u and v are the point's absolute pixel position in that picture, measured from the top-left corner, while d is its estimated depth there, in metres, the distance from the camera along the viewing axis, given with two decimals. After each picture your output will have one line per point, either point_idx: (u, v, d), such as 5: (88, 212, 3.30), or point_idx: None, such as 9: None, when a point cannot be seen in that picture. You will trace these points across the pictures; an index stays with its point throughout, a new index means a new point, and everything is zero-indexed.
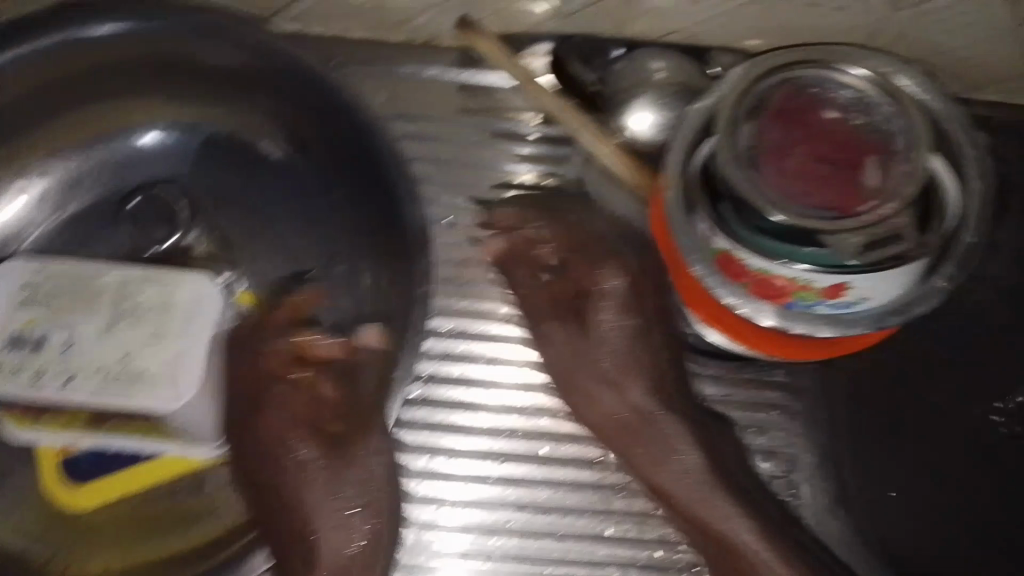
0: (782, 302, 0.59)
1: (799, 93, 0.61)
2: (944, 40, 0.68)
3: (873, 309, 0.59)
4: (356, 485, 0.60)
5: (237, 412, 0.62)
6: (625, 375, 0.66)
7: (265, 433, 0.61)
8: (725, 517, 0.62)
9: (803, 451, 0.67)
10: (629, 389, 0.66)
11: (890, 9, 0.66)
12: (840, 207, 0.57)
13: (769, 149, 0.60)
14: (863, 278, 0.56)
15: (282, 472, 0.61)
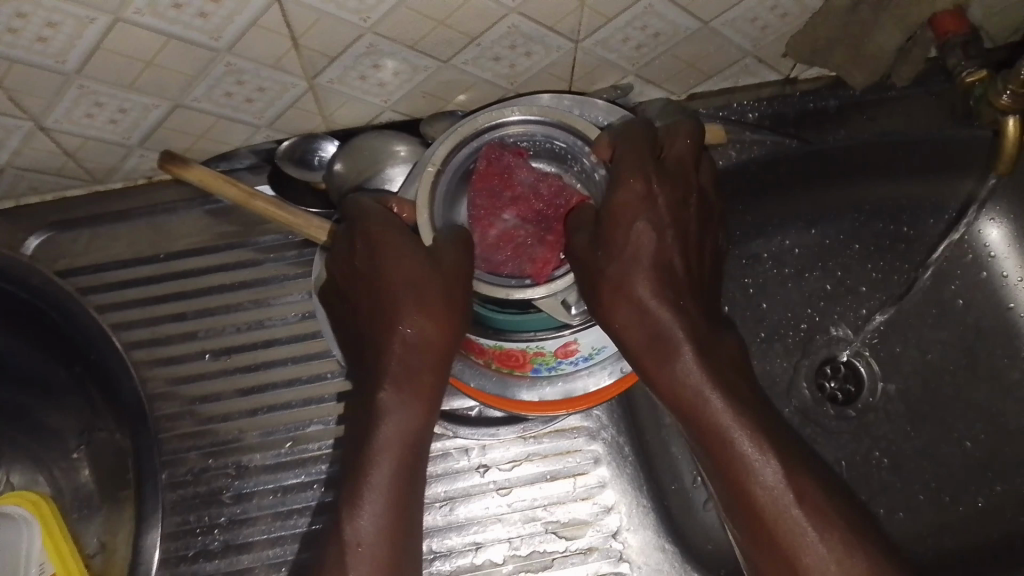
0: (528, 370, 0.65)
1: (504, 152, 0.60)
2: (642, 53, 0.66)
3: (609, 350, 0.66)
4: (405, 316, 0.59)
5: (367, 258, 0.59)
6: (653, 291, 0.58)
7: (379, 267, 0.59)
8: (717, 416, 0.56)
9: (615, 488, 0.70)
10: (659, 305, 0.58)
11: (574, 44, 0.63)
12: (534, 271, 0.62)
13: (476, 219, 0.62)
14: (584, 333, 0.63)
15: (375, 307, 0.60)
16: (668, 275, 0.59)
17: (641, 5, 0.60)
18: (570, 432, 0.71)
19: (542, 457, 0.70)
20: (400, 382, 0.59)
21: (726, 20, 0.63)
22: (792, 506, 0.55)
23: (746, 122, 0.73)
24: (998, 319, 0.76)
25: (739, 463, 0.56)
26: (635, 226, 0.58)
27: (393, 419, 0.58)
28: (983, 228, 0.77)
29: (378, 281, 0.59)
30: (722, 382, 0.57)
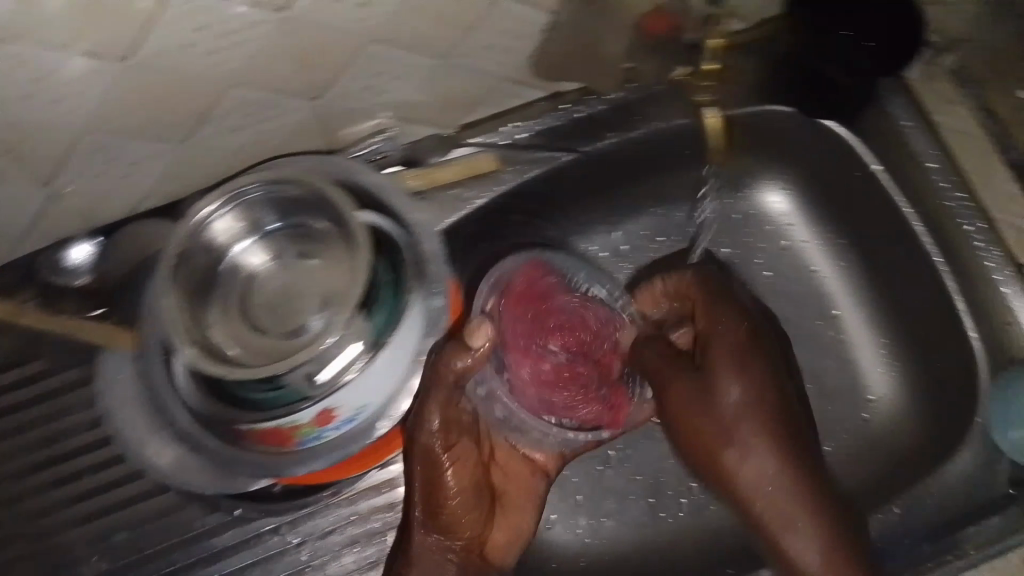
0: (297, 444, 0.58)
1: (538, 276, 0.72)
2: (391, 98, 0.67)
3: (375, 406, 0.58)
4: (441, 500, 0.61)
5: (447, 430, 0.61)
6: (750, 383, 0.65)
7: (423, 451, 0.60)
8: (780, 499, 0.64)
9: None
10: (755, 415, 0.65)
11: (314, 101, 0.64)
12: (609, 421, 0.73)
13: (517, 334, 0.71)
14: (336, 394, 0.55)
15: (440, 460, 0.61)
16: (761, 390, 0.65)
17: (367, 52, 0.60)
18: (374, 492, 0.70)
19: (348, 526, 0.69)
20: (442, 527, 0.62)
21: (463, 53, 0.64)
22: (814, 550, 0.63)
23: (518, 144, 0.74)
24: (804, 284, 0.82)
25: (781, 499, 0.64)
26: (730, 370, 0.66)
27: None
28: (770, 196, 0.83)
29: (448, 449, 0.61)
30: (775, 477, 0.64)
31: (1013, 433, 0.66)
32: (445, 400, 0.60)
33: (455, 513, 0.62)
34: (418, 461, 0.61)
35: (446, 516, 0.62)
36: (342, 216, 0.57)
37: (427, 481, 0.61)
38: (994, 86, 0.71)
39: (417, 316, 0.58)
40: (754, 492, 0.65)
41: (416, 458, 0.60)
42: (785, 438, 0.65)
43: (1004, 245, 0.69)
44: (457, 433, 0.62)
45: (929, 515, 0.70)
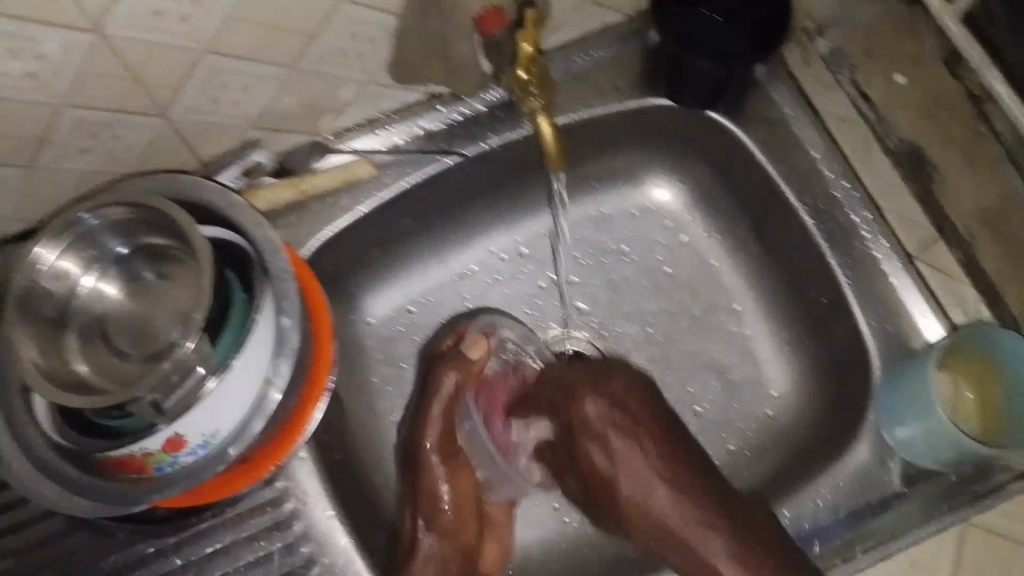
0: (151, 470, 0.55)
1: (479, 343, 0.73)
2: (248, 109, 0.66)
3: (229, 432, 0.55)
4: (436, 498, 0.68)
5: (446, 434, 0.70)
6: (632, 443, 0.66)
7: (431, 456, 0.69)
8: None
9: (324, 563, 0.63)
10: (630, 464, 0.66)
11: (163, 116, 0.63)
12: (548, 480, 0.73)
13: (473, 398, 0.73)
14: (186, 423, 0.52)
15: (446, 460, 0.69)
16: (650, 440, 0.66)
17: (205, 65, 0.60)
18: (258, 512, 0.63)
19: (237, 546, 0.63)
20: (445, 526, 0.68)
21: (313, 59, 0.64)
22: (717, 542, 0.62)
23: (397, 148, 0.73)
24: (705, 275, 0.80)
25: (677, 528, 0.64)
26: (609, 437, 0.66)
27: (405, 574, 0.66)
28: (664, 190, 0.81)
29: (450, 450, 0.70)
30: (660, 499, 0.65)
31: (899, 430, 0.64)
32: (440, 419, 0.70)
33: (456, 514, 0.69)
34: (423, 461, 0.69)
35: (444, 522, 0.68)
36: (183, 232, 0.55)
37: (428, 481, 0.69)
38: (870, 67, 0.73)
39: (267, 336, 0.55)
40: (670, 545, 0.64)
41: (421, 458, 0.69)
42: (654, 474, 0.65)
43: (891, 234, 0.69)
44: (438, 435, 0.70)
45: (822, 515, 0.64)
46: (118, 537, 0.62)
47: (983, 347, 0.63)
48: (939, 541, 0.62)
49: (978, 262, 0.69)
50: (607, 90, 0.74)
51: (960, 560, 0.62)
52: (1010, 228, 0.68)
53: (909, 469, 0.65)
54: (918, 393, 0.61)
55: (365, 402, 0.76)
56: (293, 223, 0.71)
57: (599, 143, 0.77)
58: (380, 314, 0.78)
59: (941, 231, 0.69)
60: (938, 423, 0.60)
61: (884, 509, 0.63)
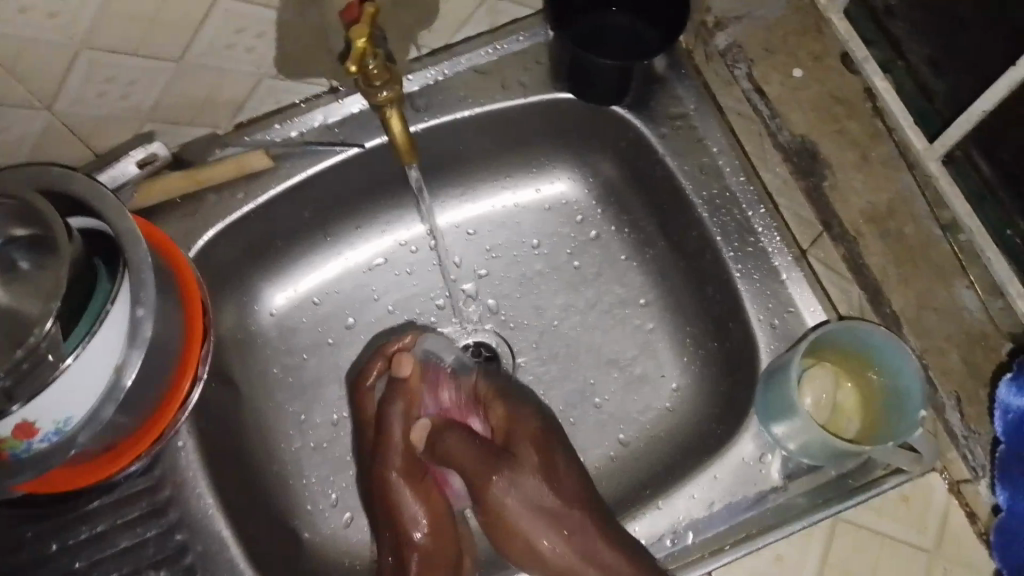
0: (6, 457, 0.56)
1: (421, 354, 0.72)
2: (137, 101, 0.67)
3: (83, 418, 0.56)
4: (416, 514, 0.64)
5: (406, 444, 0.66)
6: (548, 460, 0.65)
7: (400, 457, 0.65)
8: None
9: (198, 550, 0.64)
10: (540, 490, 0.63)
11: (47, 107, 0.64)
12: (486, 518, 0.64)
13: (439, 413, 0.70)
14: (34, 410, 0.54)
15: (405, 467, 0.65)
16: (563, 458, 0.66)
17: (85, 57, 0.61)
18: (136, 498, 0.65)
19: (111, 533, 0.64)
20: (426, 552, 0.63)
21: (197, 52, 0.64)
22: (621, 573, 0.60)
23: (292, 140, 0.74)
24: (612, 268, 0.80)
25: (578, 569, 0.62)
26: (529, 453, 0.65)
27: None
28: (568, 183, 0.81)
29: (409, 465, 0.65)
30: (574, 537, 0.62)
31: (774, 426, 0.63)
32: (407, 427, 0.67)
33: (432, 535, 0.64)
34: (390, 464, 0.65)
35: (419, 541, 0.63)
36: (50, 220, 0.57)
37: (387, 497, 0.64)
38: (767, 63, 0.70)
39: (116, 326, 0.55)
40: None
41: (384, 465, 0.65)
42: (558, 505, 0.63)
43: (783, 227, 0.68)
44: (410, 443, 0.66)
45: (695, 510, 0.64)
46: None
47: (848, 340, 0.62)
48: (803, 542, 0.61)
49: (862, 262, 0.65)
50: (507, 83, 0.74)
51: (824, 560, 0.60)
52: (899, 226, 0.65)
53: (789, 464, 0.64)
54: (785, 394, 0.61)
55: (265, 392, 0.77)
56: (190, 215, 0.72)
57: (501, 138, 0.77)
58: (282, 305, 0.79)
59: (826, 224, 0.67)
60: (809, 422, 0.60)
61: (760, 504, 0.63)
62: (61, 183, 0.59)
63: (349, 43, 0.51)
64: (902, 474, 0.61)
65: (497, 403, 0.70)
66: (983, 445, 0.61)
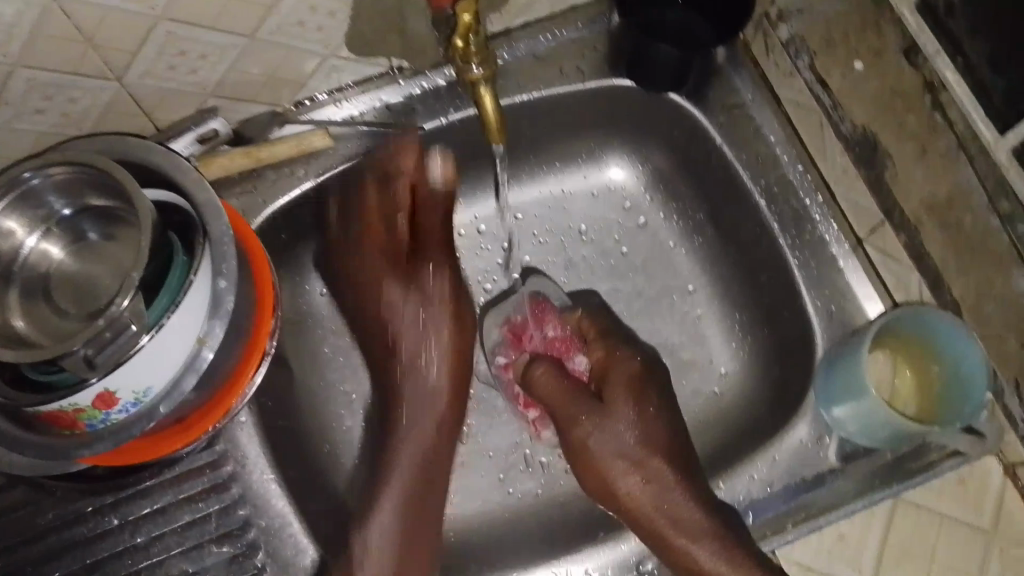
0: (83, 426, 0.56)
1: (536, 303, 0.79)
2: (206, 77, 0.66)
3: (160, 390, 0.57)
4: (394, 407, 0.75)
5: (392, 342, 0.76)
6: (644, 404, 0.69)
7: (387, 346, 0.76)
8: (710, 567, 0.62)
9: (260, 525, 0.65)
10: (631, 432, 0.68)
11: (119, 80, 0.63)
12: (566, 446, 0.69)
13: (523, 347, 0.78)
14: (115, 381, 0.54)
15: (395, 368, 0.76)
16: (657, 405, 0.69)
17: (159, 31, 0.60)
18: (197, 474, 0.65)
19: (172, 508, 0.65)
20: (408, 452, 0.73)
21: (271, 30, 0.64)
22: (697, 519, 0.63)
23: (354, 121, 0.74)
24: (660, 256, 0.81)
25: (641, 499, 0.66)
26: (625, 399, 0.69)
27: (383, 488, 0.72)
28: (620, 168, 0.82)
29: (407, 360, 0.75)
30: (651, 469, 0.67)
31: (835, 410, 0.64)
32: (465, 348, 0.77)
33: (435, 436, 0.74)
34: (379, 356, 0.77)
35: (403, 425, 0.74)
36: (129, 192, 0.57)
37: (388, 396, 0.76)
38: (828, 57, 0.70)
39: (200, 299, 0.56)
40: (660, 522, 0.64)
41: (381, 368, 0.77)
42: (642, 445, 0.67)
43: (841, 217, 0.70)
44: (407, 340, 0.76)
45: (755, 490, 0.65)
46: (56, 495, 0.64)
47: (910, 328, 0.64)
48: (866, 519, 0.62)
49: (922, 252, 0.68)
50: (568, 70, 0.74)
51: (886, 537, 0.62)
52: (958, 219, 0.66)
53: (845, 447, 0.66)
54: (854, 377, 0.61)
55: (318, 370, 0.78)
56: (247, 192, 0.72)
57: (560, 124, 0.78)
58: None
59: (887, 213, 0.70)
60: (874, 405, 0.61)
61: (819, 485, 0.65)
62: (142, 158, 0.60)
63: (456, 19, 0.55)
64: (959, 457, 0.62)
65: (598, 343, 0.74)
66: None
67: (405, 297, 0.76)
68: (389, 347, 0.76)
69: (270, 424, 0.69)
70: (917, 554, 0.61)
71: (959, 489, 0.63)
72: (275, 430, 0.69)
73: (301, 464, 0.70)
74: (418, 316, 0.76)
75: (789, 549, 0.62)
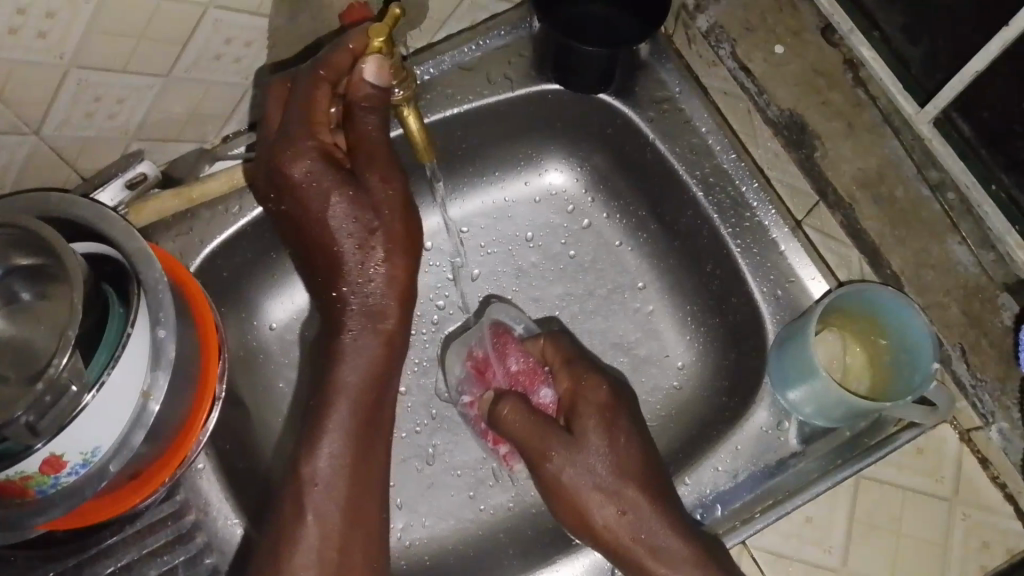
0: (33, 494, 0.55)
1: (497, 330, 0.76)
2: (128, 120, 0.65)
3: (110, 448, 0.56)
4: (342, 346, 0.62)
5: (325, 254, 0.61)
6: (615, 432, 0.66)
7: (326, 260, 0.61)
8: None
9: (228, 571, 0.64)
10: (606, 463, 0.65)
11: (37, 133, 0.61)
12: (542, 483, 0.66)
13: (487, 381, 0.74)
14: (60, 443, 0.52)
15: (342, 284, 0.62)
16: (626, 434, 0.66)
17: (74, 79, 0.59)
18: (161, 526, 0.64)
19: (137, 565, 0.63)
20: (345, 422, 0.61)
21: (188, 66, 0.63)
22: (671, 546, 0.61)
23: None
24: (607, 255, 0.81)
25: (620, 528, 0.63)
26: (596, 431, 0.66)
27: (320, 454, 0.60)
28: (560, 171, 0.82)
29: (348, 292, 0.62)
30: (625, 497, 0.64)
31: (790, 393, 0.65)
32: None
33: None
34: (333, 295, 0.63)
35: (346, 384, 0.61)
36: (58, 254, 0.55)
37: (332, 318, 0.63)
38: (749, 41, 0.72)
39: (141, 352, 0.55)
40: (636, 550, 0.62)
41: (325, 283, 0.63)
42: (616, 478, 0.64)
43: (779, 201, 0.70)
44: (328, 252, 0.61)
45: (721, 481, 0.66)
46: (15, 565, 0.62)
47: (852, 306, 0.65)
48: (831, 499, 0.63)
49: (859, 227, 0.68)
50: (495, 78, 0.74)
51: (852, 515, 0.62)
52: (889, 190, 0.68)
53: (805, 429, 0.67)
54: (802, 359, 0.62)
55: (274, 406, 0.77)
56: (184, 233, 0.71)
57: (495, 134, 0.77)
58: (284, 318, 0.79)
59: (822, 193, 0.69)
60: (827, 386, 0.61)
61: (782, 469, 0.66)
62: (63, 212, 0.58)
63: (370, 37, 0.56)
64: (916, 427, 0.63)
65: (562, 371, 0.71)
66: (992, 394, 0.63)
67: (335, 200, 0.59)
68: (322, 272, 0.63)
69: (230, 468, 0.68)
70: (883, 527, 0.62)
71: (920, 459, 0.64)
72: (235, 472, 0.68)
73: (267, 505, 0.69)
74: (366, 250, 0.61)
75: (758, 536, 0.62)
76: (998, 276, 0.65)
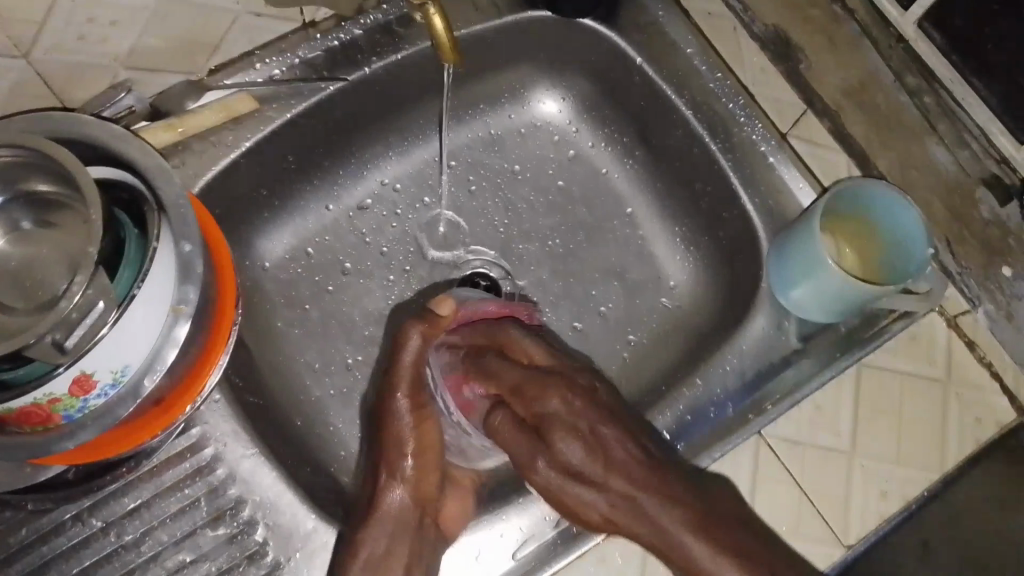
0: (59, 420, 0.53)
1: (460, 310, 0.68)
2: (118, 49, 0.62)
3: (140, 368, 0.54)
4: (400, 430, 0.65)
5: (420, 392, 0.67)
6: (571, 403, 0.64)
7: (414, 410, 0.66)
8: (696, 557, 0.59)
9: (254, 500, 0.63)
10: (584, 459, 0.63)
11: (26, 58, 0.59)
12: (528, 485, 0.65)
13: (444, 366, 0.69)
14: (88, 363, 0.51)
15: (388, 418, 0.66)
16: (592, 419, 0.64)
17: None
18: (178, 460, 0.63)
19: (157, 499, 0.63)
20: (416, 480, 0.66)
21: None
22: (697, 543, 0.59)
23: (275, 79, 0.70)
24: (596, 184, 0.83)
25: (621, 520, 0.61)
26: (567, 439, 0.63)
27: (395, 494, 0.65)
28: (546, 103, 0.83)
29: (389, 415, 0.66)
30: (615, 493, 0.62)
31: (793, 291, 0.68)
32: (408, 378, 0.66)
33: (419, 469, 0.66)
34: (397, 404, 0.66)
35: (407, 474, 0.65)
36: (71, 173, 0.53)
37: (387, 442, 0.65)
38: None
39: (168, 265, 0.53)
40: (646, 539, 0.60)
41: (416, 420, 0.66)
42: (606, 472, 0.63)
43: (764, 116, 0.72)
44: (419, 395, 0.67)
45: (730, 380, 0.69)
46: (26, 508, 0.60)
47: (849, 204, 0.68)
48: (837, 389, 0.66)
49: (846, 132, 0.72)
50: (483, 6, 0.73)
51: (858, 401, 0.66)
52: (872, 99, 0.71)
53: (804, 327, 0.70)
54: (808, 254, 0.65)
55: (275, 344, 0.76)
56: (176, 166, 0.68)
57: (486, 61, 0.78)
58: (279, 255, 0.78)
59: (809, 102, 0.73)
60: (833, 280, 0.64)
61: (786, 367, 0.69)
62: (81, 134, 0.56)
63: None
64: (908, 316, 0.67)
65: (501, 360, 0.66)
66: (977, 280, 0.69)
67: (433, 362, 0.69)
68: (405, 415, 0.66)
69: (240, 399, 0.67)
70: (887, 412, 0.66)
71: (915, 346, 0.68)
72: (245, 405, 0.67)
73: (276, 437, 0.68)
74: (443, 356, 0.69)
75: (773, 426, 0.64)
76: (974, 172, 0.68)
